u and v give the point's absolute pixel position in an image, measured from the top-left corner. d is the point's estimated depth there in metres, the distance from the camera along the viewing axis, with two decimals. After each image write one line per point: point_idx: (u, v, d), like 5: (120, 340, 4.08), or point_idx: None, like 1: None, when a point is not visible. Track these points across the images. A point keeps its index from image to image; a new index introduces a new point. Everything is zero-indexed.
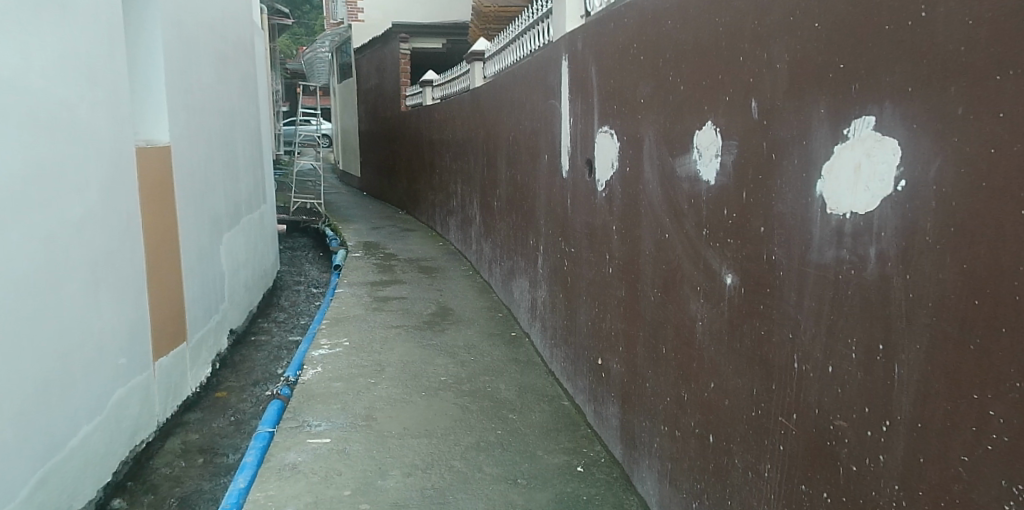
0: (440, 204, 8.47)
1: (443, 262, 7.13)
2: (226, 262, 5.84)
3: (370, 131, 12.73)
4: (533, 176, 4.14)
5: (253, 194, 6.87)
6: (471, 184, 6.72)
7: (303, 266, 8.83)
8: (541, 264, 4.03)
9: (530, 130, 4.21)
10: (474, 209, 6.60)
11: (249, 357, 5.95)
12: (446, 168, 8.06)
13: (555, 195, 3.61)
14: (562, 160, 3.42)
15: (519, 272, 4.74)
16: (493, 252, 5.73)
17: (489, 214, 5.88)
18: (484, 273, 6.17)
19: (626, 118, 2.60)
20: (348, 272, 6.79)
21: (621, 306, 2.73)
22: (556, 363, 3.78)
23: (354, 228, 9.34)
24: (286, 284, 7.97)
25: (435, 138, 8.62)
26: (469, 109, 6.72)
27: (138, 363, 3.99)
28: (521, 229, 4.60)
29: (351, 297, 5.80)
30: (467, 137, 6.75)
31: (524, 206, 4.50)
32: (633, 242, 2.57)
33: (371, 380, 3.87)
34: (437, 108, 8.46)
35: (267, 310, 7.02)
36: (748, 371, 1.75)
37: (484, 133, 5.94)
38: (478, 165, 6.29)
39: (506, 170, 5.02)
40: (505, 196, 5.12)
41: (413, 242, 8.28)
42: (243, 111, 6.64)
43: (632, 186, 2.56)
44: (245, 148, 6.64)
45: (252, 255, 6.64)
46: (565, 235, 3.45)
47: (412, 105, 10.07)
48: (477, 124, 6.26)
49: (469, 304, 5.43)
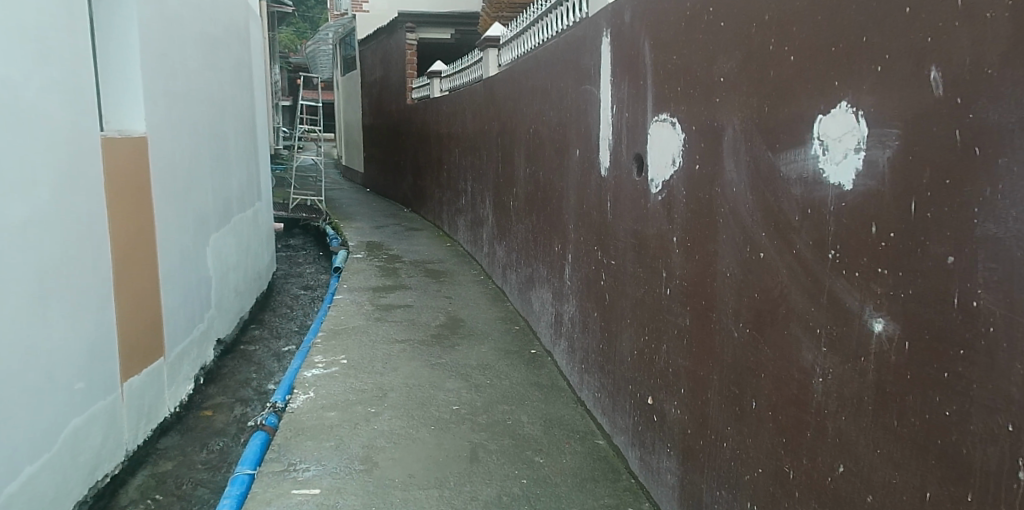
0: (448, 203, 7.91)
1: (452, 265, 6.57)
2: (213, 266, 5.29)
3: (374, 125, 12.16)
4: (561, 175, 3.60)
5: (246, 191, 6.33)
6: (483, 183, 6.17)
7: (301, 268, 8.29)
8: (569, 277, 3.48)
9: (556, 122, 3.67)
10: (486, 209, 6.06)
11: (237, 371, 5.40)
12: (455, 164, 7.51)
13: (590, 197, 3.06)
14: (600, 155, 2.87)
15: (540, 282, 4.19)
16: (508, 258, 5.19)
17: (504, 216, 5.33)
18: (497, 279, 5.62)
19: (693, 102, 2.06)
20: (348, 276, 6.23)
21: (681, 337, 2.17)
22: (587, 391, 3.22)
23: (357, 227, 8.79)
24: (281, 288, 7.42)
25: (444, 131, 8.06)
26: (481, 101, 6.17)
27: (102, 387, 3.48)
28: (543, 235, 4.06)
29: (351, 305, 5.24)
30: (480, 131, 6.20)
31: (547, 208, 3.95)
32: (703, 259, 2.02)
33: (372, 409, 3.32)
34: (445, 100, 7.91)
35: (260, 317, 6.48)
36: (918, 466, 1.21)
37: (499, 126, 5.40)
38: (492, 162, 5.74)
39: (526, 167, 4.47)
40: (524, 196, 4.57)
41: (419, 243, 7.72)
42: (236, 100, 6.10)
43: (702, 189, 2.02)
44: (238, 141, 6.10)
45: (243, 257, 6.10)
46: (602, 245, 2.90)
47: (419, 98, 9.52)
48: (491, 117, 5.70)
49: (481, 315, 4.86)
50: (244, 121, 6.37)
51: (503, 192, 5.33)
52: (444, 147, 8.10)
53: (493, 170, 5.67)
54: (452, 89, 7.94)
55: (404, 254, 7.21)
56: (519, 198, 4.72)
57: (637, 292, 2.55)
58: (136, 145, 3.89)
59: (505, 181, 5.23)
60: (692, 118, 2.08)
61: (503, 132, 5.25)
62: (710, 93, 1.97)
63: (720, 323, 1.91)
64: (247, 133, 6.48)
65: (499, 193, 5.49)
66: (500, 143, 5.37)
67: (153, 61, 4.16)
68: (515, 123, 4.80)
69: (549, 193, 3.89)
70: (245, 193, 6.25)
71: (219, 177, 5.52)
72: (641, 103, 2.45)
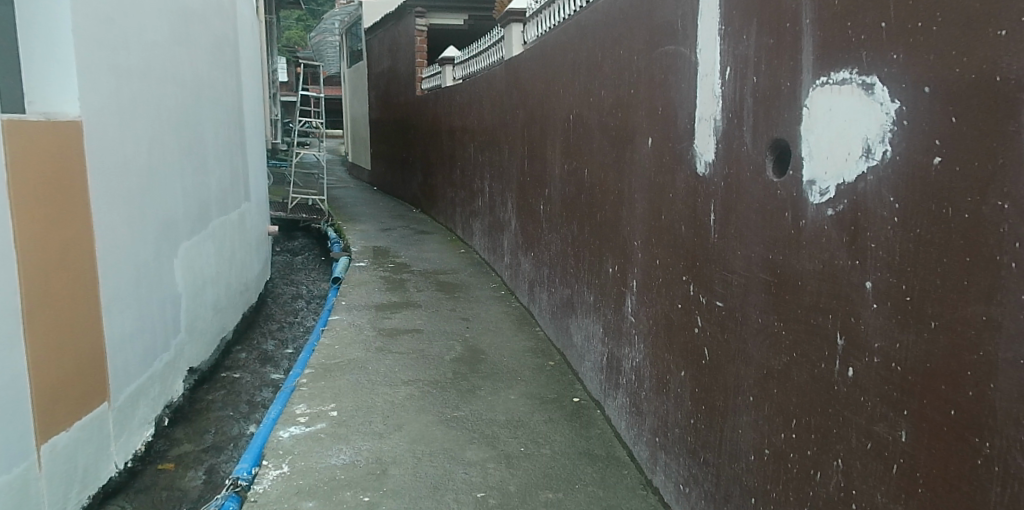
0: (462, 204, 7.00)
1: (467, 278, 5.60)
2: (186, 280, 4.24)
3: (381, 118, 11.25)
4: (618, 174, 2.68)
5: (236, 189, 5.41)
6: (503, 184, 5.26)
7: (298, 274, 7.37)
8: (630, 311, 2.57)
9: (611, 103, 2.75)
10: (508, 213, 5.14)
11: (215, 402, 4.44)
12: (470, 161, 6.59)
13: (672, 207, 2.14)
14: (695, 143, 1.96)
15: (582, 310, 3.28)
16: (537, 274, 4.28)
17: (531, 223, 4.42)
18: (522, 296, 4.68)
19: (928, 42, 1.15)
20: (347, 288, 5.28)
21: (888, 461, 1.26)
22: (662, 477, 2.29)
23: (361, 229, 7.89)
24: (274, 298, 6.51)
25: (457, 124, 7.14)
26: (501, 86, 5.23)
27: (12, 451, 2.53)
28: (587, 251, 3.15)
29: (348, 325, 4.28)
30: (500, 122, 5.29)
31: (593, 217, 3.04)
32: (957, 333, 1.10)
33: (369, 495, 2.37)
34: (459, 88, 6.98)
35: (247, 332, 5.55)
36: None
37: (524, 115, 4.49)
38: (515, 159, 4.82)
39: (562, 164, 3.56)
40: (558, 200, 3.66)
41: (429, 249, 6.78)
42: (222, 87, 5.21)
43: (954, 202, 1.10)
44: (225, 134, 5.20)
45: (232, 266, 5.18)
46: (694, 276, 1.99)
47: (430, 88, 8.59)
48: (514, 105, 4.78)
49: (506, 343, 3.92)
50: (231, 108, 5.45)
51: (529, 195, 4.43)
52: (456, 141, 7.18)
53: (517, 168, 4.76)
54: (465, 76, 7.03)
55: (412, 262, 6.25)
56: (551, 202, 3.82)
57: (770, 359, 1.63)
58: (66, 134, 2.89)
59: (532, 183, 4.33)
60: (920, 72, 1.17)
61: (529, 123, 4.34)
62: (976, 24, 1.06)
63: (1021, 468, 0.98)
64: (237, 124, 5.59)
65: (523, 196, 4.58)
66: (525, 136, 4.47)
67: (106, 30, 3.27)
68: (546, 110, 3.89)
69: (597, 198, 2.97)
70: (234, 194, 5.34)
71: (202, 176, 4.62)
72: (787, 60, 1.54)
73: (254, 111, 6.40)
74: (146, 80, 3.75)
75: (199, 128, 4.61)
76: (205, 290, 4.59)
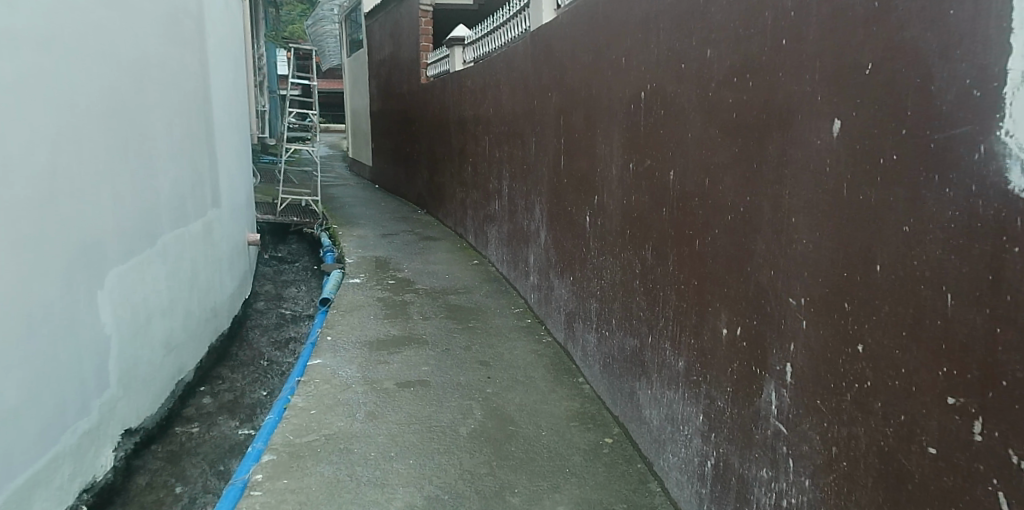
0: (474, 206, 5.98)
1: (483, 299, 4.56)
2: (126, 314, 3.23)
3: (383, 110, 10.19)
4: (745, 182, 1.65)
5: (203, 194, 4.38)
6: (528, 187, 4.22)
7: (286, 288, 6.37)
8: (772, 413, 1.54)
9: (732, 69, 1.72)
10: (533, 222, 4.12)
11: (162, 470, 3.43)
12: (484, 156, 5.57)
13: (912, 254, 1.12)
14: (1000, 125, 0.95)
15: (656, 375, 2.25)
16: (575, 306, 3.25)
17: (567, 240, 3.38)
18: (553, 329, 3.65)
19: None
20: (334, 313, 4.23)
21: None
22: None
23: (358, 234, 6.86)
24: (254, 320, 5.50)
25: (468, 114, 6.09)
26: (524, 64, 4.19)
27: None
28: (670, 294, 2.12)
29: (331, 371, 3.24)
30: (524, 111, 4.23)
31: (685, 247, 2.00)
32: None
33: None
34: (471, 71, 5.94)
35: (216, 367, 4.53)
36: None
37: (557, 99, 3.44)
38: (544, 156, 3.78)
39: (621, 163, 2.53)
40: (614, 215, 2.62)
41: (437, 260, 5.72)
42: (187, 68, 4.17)
43: None
44: (190, 127, 4.17)
45: (195, 289, 4.17)
46: (990, 407, 0.97)
47: (436, 74, 7.55)
48: (543, 87, 3.73)
49: (541, 402, 2.88)
50: (199, 92, 4.42)
51: (564, 205, 3.39)
52: (468, 134, 6.13)
53: (546, 168, 3.73)
54: (477, 58, 5.97)
55: (416, 277, 5.19)
56: (602, 217, 2.78)
57: None
58: None
59: (569, 190, 3.29)
60: None
61: (565, 110, 3.29)
62: None
63: None
64: (207, 115, 4.56)
65: (556, 204, 3.56)
66: (558, 125, 3.43)
67: None
68: (594, 89, 2.83)
69: (693, 217, 1.94)
70: (201, 200, 4.32)
71: (154, 179, 3.60)
72: None
73: (229, 99, 5.37)
74: (57, 54, 2.71)
75: (149, 119, 3.58)
76: (156, 323, 3.58)
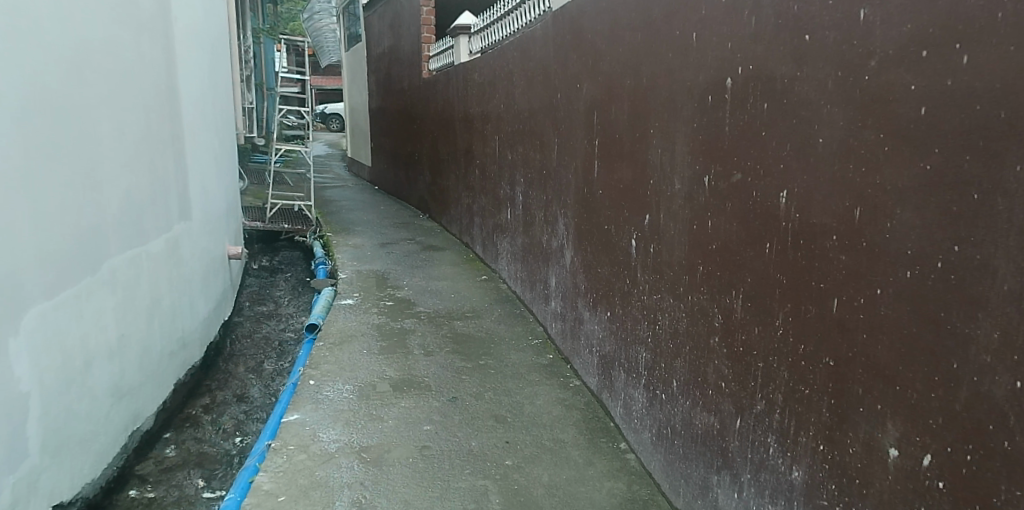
0: (483, 214, 5.34)
1: (494, 326, 3.90)
2: (58, 361, 2.59)
3: (382, 107, 9.52)
4: (958, 219, 1.01)
5: (169, 203, 3.67)
6: (548, 197, 3.57)
7: (273, 304, 5.74)
8: None
9: (924, 37, 1.07)
10: (554, 239, 3.48)
11: None
12: (493, 158, 4.93)
13: None
14: None
15: (746, 475, 1.61)
16: (612, 349, 2.61)
17: (601, 266, 2.73)
18: (581, 372, 3.01)
19: None
20: (320, 344, 3.57)
21: None
22: None
23: (355, 243, 6.22)
24: (234, 344, 4.87)
25: (476, 112, 5.42)
26: (542, 53, 3.55)
27: None
28: (774, 366, 1.49)
29: (312, 431, 2.60)
30: (544, 107, 3.57)
31: (808, 305, 1.36)
32: None
33: None
34: (478, 63, 5.29)
35: (185, 406, 3.88)
36: None
37: (590, 92, 2.79)
38: (570, 161, 3.12)
39: (688, 175, 1.89)
40: (675, 242, 1.98)
41: (441, 276, 5.07)
42: (145, 54, 3.43)
43: None
44: (150, 129, 3.43)
45: (159, 319, 3.49)
46: None
47: (439, 68, 6.90)
48: (570, 78, 3.07)
49: (575, 481, 2.24)
50: (165, 86, 3.70)
51: (597, 222, 2.75)
52: (475, 134, 5.47)
53: (573, 176, 3.08)
54: (485, 48, 5.31)
55: (416, 296, 4.53)
56: (656, 243, 2.13)
57: None
58: None
59: (605, 204, 2.65)
60: None
61: (601, 105, 2.64)
62: None
63: None
64: (174, 112, 3.85)
65: (587, 220, 2.91)
66: (591, 123, 2.78)
67: None
68: (646, 78, 2.18)
69: (828, 264, 1.30)
70: (166, 212, 3.61)
71: (96, 196, 2.85)
72: None
73: (206, 92, 4.65)
74: None
75: (92, 120, 2.82)
76: (110, 365, 2.96)
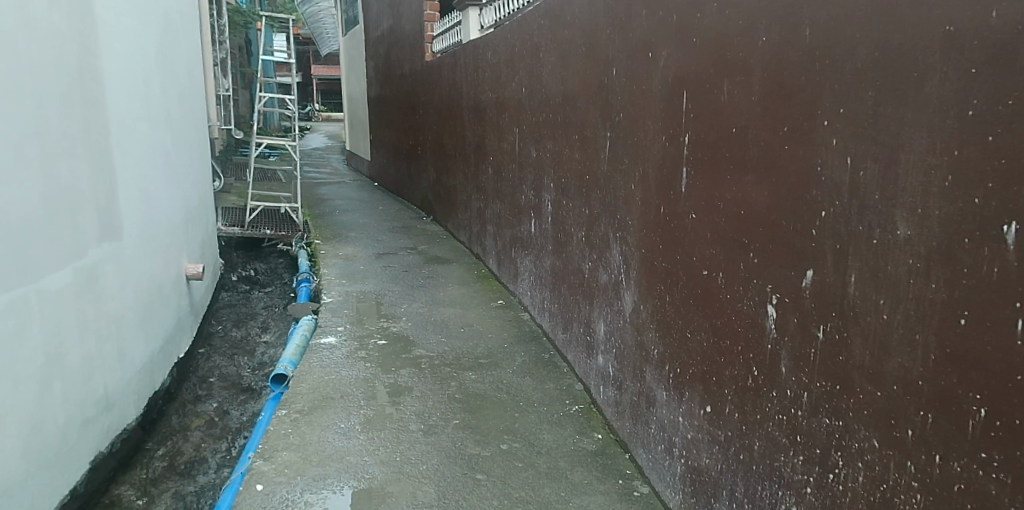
0: (498, 223, 4.40)
1: (518, 380, 2.93)
2: None
3: (382, 95, 8.53)
4: None
5: (77, 221, 2.68)
6: (591, 213, 2.62)
7: (249, 330, 4.82)
8: None
9: None
10: (600, 273, 2.54)
11: None
12: (511, 156, 3.98)
13: None
14: None
15: None
16: (710, 466, 1.68)
17: (691, 330, 1.80)
18: (650, 475, 2.08)
19: None
20: (282, 412, 2.62)
21: None
22: None
23: (345, 254, 5.26)
24: (193, 387, 3.94)
25: (488, 98, 4.46)
26: (583, 20, 2.59)
27: None
28: None
29: None
30: (586, 91, 2.60)
31: None
32: None
33: None
34: (491, 39, 4.31)
35: (113, 485, 2.95)
36: None
37: (673, 64, 1.84)
38: (632, 167, 2.17)
39: (946, 213, 0.97)
40: (896, 340, 1.06)
41: (447, 299, 4.11)
42: (34, 19, 2.42)
43: None
44: (45, 124, 2.47)
45: (67, 380, 2.57)
46: None
47: (444, 49, 5.92)
48: (634, 46, 2.10)
49: None
50: (77, 66, 2.73)
51: (683, 262, 1.82)
52: (488, 126, 4.51)
53: (637, 188, 2.13)
54: (499, 21, 4.33)
55: (416, 330, 3.57)
56: (832, 326, 1.21)
57: None
58: None
59: (701, 236, 1.71)
60: None
61: (698, 81, 1.69)
62: None
63: None
64: (95, 100, 2.89)
65: (661, 254, 1.97)
66: (677, 112, 1.83)
67: None
68: (815, 29, 1.24)
69: None
70: (72, 234, 2.64)
71: None
72: None
73: (150, 72, 3.67)
74: None
75: None
76: None
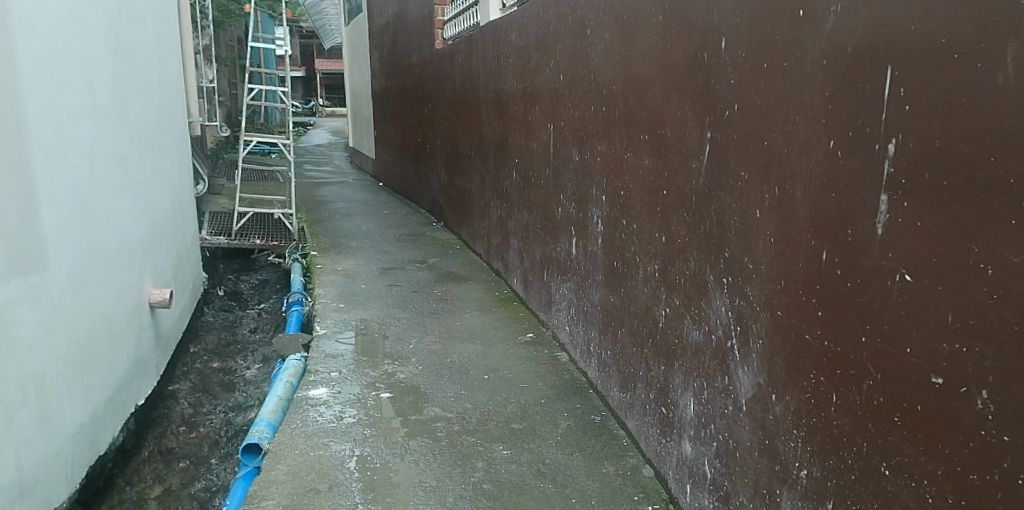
0: (523, 237, 3.70)
1: (565, 459, 2.20)
2: None
3: (387, 87, 7.81)
4: None
5: None
6: (670, 242, 1.92)
7: (233, 362, 4.13)
8: None
9: None
10: (685, 328, 1.84)
11: None
12: (542, 160, 3.28)
13: None
14: None
15: None
16: None
17: (890, 465, 1.11)
18: None
19: None
20: None
21: None
22: None
23: (344, 270, 4.56)
24: (159, 439, 3.26)
25: (512, 89, 3.74)
26: None
27: None
28: None
29: None
30: (664, 76, 1.89)
31: None
32: None
33: None
34: (516, 16, 3.59)
35: None
36: None
37: (865, 26, 1.14)
38: (753, 185, 1.47)
39: None
40: None
41: (464, 331, 3.40)
42: None
43: None
44: None
45: None
46: None
47: (457, 34, 5.19)
48: (764, 5, 1.40)
49: None
50: None
51: (878, 349, 1.14)
52: (512, 121, 3.79)
53: (767, 217, 1.43)
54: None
55: (427, 376, 2.85)
56: None
57: None
58: None
59: (927, 317, 1.03)
60: None
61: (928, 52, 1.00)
62: None
63: None
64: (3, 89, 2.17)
65: (818, 325, 1.29)
66: (871, 102, 1.13)
67: None
68: None
69: None
70: None
71: None
72: None
73: (99, 59, 2.99)
74: None
75: None
76: None
